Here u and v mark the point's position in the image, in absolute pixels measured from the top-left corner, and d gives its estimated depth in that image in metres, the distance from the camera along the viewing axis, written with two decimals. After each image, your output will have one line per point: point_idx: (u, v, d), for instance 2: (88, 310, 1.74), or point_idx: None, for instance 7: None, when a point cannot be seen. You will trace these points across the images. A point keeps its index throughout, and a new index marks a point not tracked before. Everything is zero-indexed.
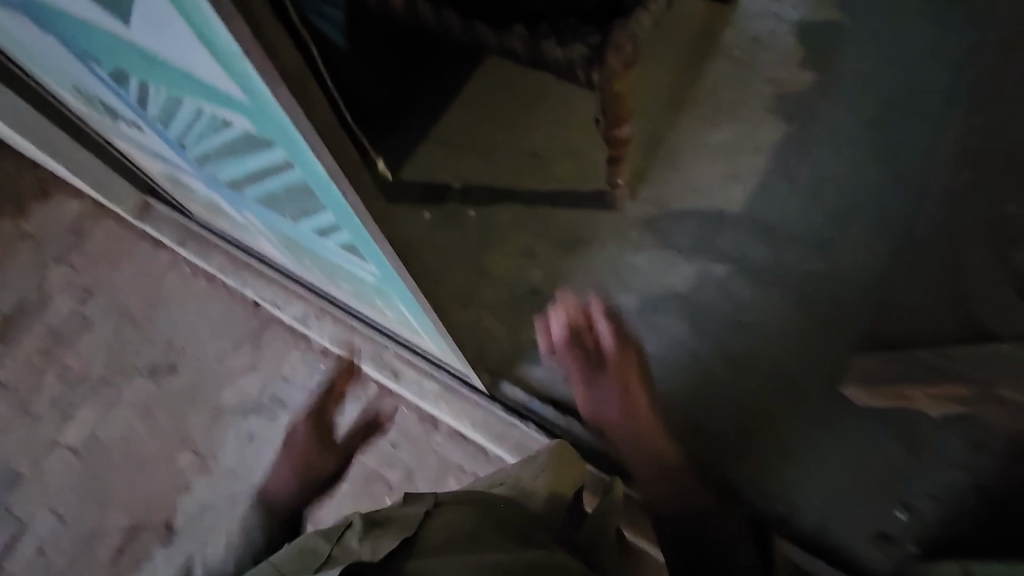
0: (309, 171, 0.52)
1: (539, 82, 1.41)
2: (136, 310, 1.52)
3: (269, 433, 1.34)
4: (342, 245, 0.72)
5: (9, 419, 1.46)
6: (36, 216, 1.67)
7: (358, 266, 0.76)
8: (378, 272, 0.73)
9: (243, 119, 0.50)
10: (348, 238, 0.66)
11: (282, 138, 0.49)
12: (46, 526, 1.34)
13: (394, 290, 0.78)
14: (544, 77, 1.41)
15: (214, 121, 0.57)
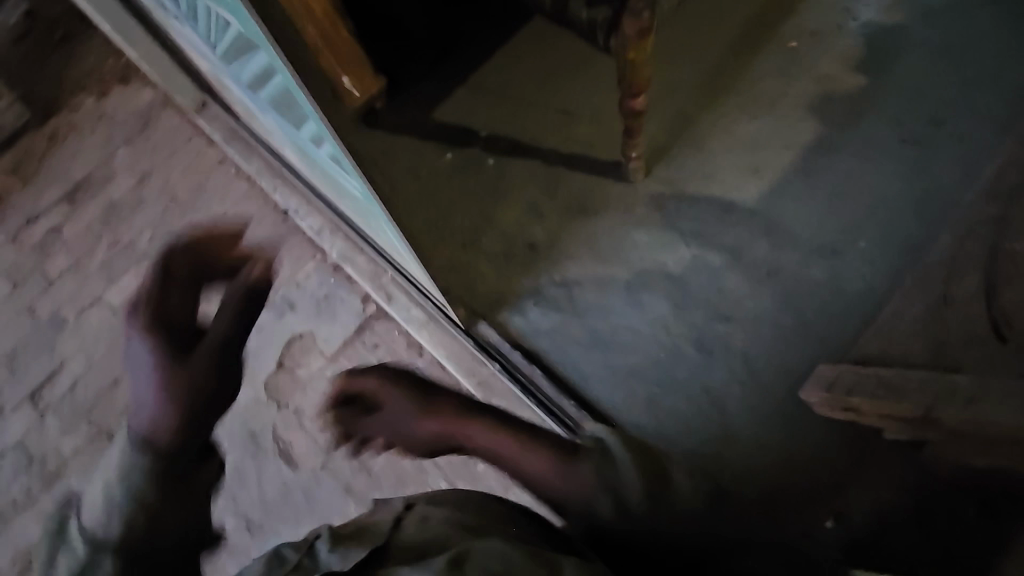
0: (284, 75, 0.62)
1: (576, 45, 1.44)
2: (183, 199, 1.68)
3: (273, 330, 1.42)
4: (330, 156, 0.80)
5: (65, 273, 1.66)
6: (114, 98, 1.87)
7: (345, 178, 0.84)
8: (359, 185, 0.81)
9: (234, 20, 0.59)
10: (329, 146, 0.75)
11: (262, 39, 0.57)
12: (78, 369, 1.53)
13: (376, 208, 0.86)
14: (582, 44, 1.45)
15: (220, 23, 0.67)
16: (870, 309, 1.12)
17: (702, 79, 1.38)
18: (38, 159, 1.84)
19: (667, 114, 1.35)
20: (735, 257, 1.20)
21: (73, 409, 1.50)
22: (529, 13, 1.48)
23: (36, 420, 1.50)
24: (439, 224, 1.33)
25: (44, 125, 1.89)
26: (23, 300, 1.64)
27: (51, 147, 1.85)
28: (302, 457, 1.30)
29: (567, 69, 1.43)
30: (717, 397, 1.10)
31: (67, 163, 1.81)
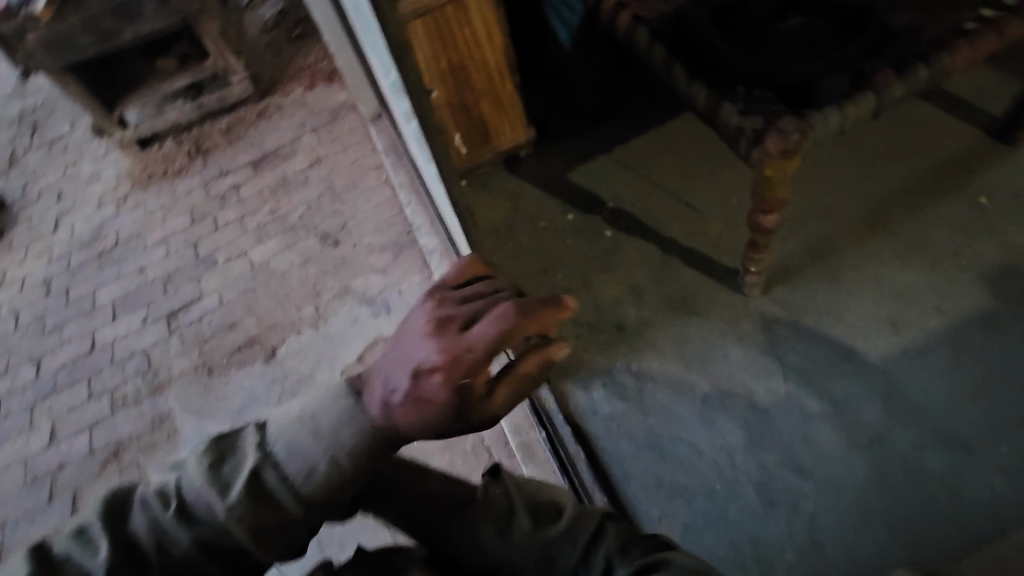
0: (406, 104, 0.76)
1: (719, 146, 1.46)
2: (338, 190, 1.95)
3: (367, 326, 1.59)
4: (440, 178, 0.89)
5: (232, 223, 1.98)
6: (315, 92, 2.27)
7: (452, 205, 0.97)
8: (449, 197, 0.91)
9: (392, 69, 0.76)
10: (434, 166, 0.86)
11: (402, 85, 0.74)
12: (209, 305, 1.79)
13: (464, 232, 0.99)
14: (729, 153, 1.44)
15: (388, 72, 0.85)
16: (991, 528, 0.93)
17: (857, 211, 1.27)
18: (246, 126, 2.27)
19: (805, 237, 1.26)
20: (838, 410, 1.06)
21: (196, 335, 1.73)
22: (681, 105, 1.55)
23: (165, 335, 1.76)
24: (539, 277, 1.36)
25: (261, 100, 2.32)
26: (196, 235, 1.99)
27: (258, 120, 2.27)
28: None
29: (707, 169, 1.43)
30: (767, 557, 0.97)
31: (266, 137, 2.21)
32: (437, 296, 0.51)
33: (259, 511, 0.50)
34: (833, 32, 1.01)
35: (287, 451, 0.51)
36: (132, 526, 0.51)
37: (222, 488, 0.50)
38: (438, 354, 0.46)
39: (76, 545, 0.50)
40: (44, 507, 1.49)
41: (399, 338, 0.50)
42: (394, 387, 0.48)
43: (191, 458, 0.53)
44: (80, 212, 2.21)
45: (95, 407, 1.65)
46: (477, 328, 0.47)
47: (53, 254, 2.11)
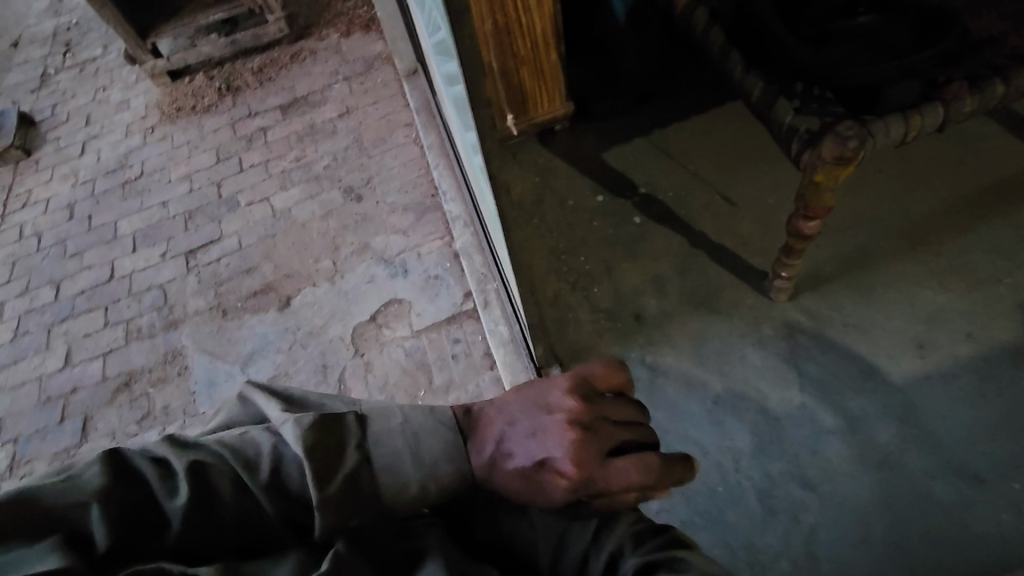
0: (451, 68, 0.74)
1: (765, 141, 1.41)
2: (366, 144, 1.92)
3: (383, 285, 1.59)
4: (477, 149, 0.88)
5: (257, 166, 1.97)
6: (352, 43, 2.25)
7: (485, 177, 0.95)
8: (482, 164, 0.90)
9: (440, 32, 0.74)
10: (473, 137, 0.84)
11: (449, 50, 0.72)
12: (228, 247, 1.79)
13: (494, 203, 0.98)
14: (773, 150, 1.39)
15: (436, 33, 0.83)
16: (995, 564, 0.90)
17: (898, 227, 1.24)
18: (279, 68, 2.25)
19: (840, 247, 1.23)
20: (851, 426, 1.04)
21: (213, 275, 1.74)
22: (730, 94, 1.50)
23: (183, 272, 1.77)
24: (562, 256, 1.34)
25: (294, 44, 2.32)
26: (220, 175, 1.98)
27: (291, 63, 2.25)
28: None
29: (748, 164, 1.38)
30: (761, 564, 0.96)
31: (298, 82, 2.18)
32: (586, 402, 0.51)
33: (339, 508, 0.49)
34: (907, 34, 0.94)
35: (385, 458, 0.51)
36: (221, 481, 0.49)
37: (318, 475, 0.49)
38: (573, 466, 0.47)
39: (159, 474, 0.48)
40: (55, 427, 1.53)
41: (534, 418, 0.51)
42: (513, 456, 0.51)
43: (294, 429, 0.50)
44: (108, 139, 2.21)
45: (110, 335, 1.68)
46: (619, 463, 0.47)
47: (78, 179, 2.11)
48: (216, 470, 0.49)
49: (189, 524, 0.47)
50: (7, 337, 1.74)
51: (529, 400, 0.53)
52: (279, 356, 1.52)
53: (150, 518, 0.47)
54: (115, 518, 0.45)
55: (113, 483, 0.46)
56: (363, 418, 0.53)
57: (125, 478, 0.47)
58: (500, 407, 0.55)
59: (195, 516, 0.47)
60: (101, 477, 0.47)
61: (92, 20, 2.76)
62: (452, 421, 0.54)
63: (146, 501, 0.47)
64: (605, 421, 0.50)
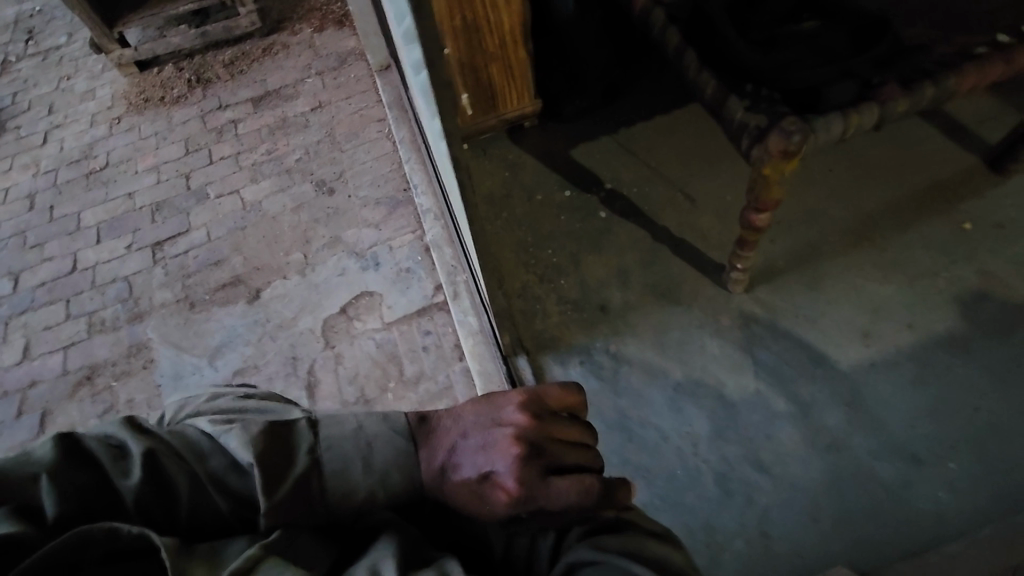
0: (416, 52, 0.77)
1: (723, 143, 1.46)
2: (339, 138, 1.93)
3: (354, 277, 1.60)
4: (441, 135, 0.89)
5: (227, 158, 1.96)
6: (326, 38, 2.27)
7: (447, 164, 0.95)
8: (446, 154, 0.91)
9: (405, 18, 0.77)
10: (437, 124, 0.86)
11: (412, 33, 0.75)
12: (197, 239, 1.77)
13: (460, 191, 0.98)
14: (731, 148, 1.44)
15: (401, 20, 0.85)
16: (934, 540, 0.96)
17: (847, 224, 1.30)
18: (250, 61, 2.25)
19: (794, 242, 1.29)
20: (803, 413, 1.10)
21: (181, 267, 1.72)
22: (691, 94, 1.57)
23: (149, 264, 1.74)
24: (531, 248, 1.37)
25: (266, 37, 2.33)
26: (189, 167, 1.96)
27: (263, 56, 2.26)
28: (323, 396, 1.41)
29: (702, 164, 1.43)
30: (718, 543, 1.00)
31: (270, 76, 2.19)
32: (535, 419, 0.57)
33: (291, 503, 0.51)
34: (845, 38, 1.01)
35: (333, 461, 0.54)
36: (170, 471, 0.50)
37: (270, 483, 0.50)
38: (516, 482, 0.53)
39: (111, 455, 0.50)
40: (12, 421, 1.49)
41: (484, 431, 0.57)
42: (460, 468, 0.56)
43: (242, 435, 0.52)
44: (71, 129, 2.17)
45: (72, 329, 1.64)
46: (560, 481, 0.53)
47: (39, 168, 2.07)
48: (165, 459, 0.50)
49: (141, 500, 0.49)
50: None
51: (483, 413, 0.59)
52: (247, 348, 1.52)
53: (102, 497, 0.49)
54: (64, 490, 0.48)
55: (63, 459, 0.49)
56: (315, 424, 0.56)
57: (73, 454, 0.50)
58: (455, 419, 0.60)
59: (145, 493, 0.49)
60: (51, 454, 0.49)
61: (55, 7, 2.69)
62: (406, 429, 0.58)
63: (99, 478, 0.49)
64: (553, 439, 0.56)
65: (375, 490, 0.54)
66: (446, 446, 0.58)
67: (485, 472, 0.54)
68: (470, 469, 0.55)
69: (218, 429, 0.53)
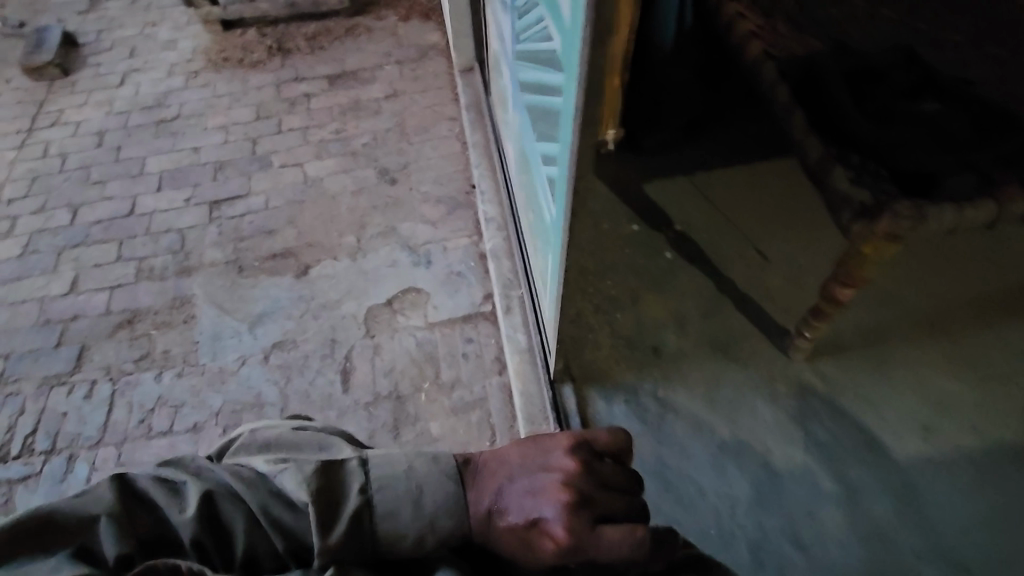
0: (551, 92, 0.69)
1: (808, 200, 1.44)
2: (409, 129, 1.94)
3: (405, 271, 1.59)
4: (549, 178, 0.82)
5: (296, 129, 1.98)
6: (409, 28, 2.29)
7: (546, 205, 0.88)
8: (552, 214, 0.82)
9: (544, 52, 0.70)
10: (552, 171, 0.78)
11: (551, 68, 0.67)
12: (254, 205, 1.78)
13: (552, 241, 0.88)
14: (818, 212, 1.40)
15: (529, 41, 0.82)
16: None
17: (920, 311, 1.26)
18: (332, 38, 2.28)
19: (861, 319, 1.26)
20: (849, 498, 1.06)
21: (235, 230, 1.73)
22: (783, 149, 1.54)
23: (204, 220, 1.75)
24: (591, 277, 1.36)
25: (351, 18, 2.35)
26: (257, 132, 1.98)
27: (346, 36, 2.28)
28: (357, 385, 1.40)
29: (772, 223, 1.41)
30: None
31: (349, 56, 2.21)
32: (580, 464, 0.57)
33: (347, 548, 0.53)
34: (967, 126, 0.97)
35: (385, 502, 0.56)
36: (229, 514, 0.53)
37: (326, 527, 0.53)
38: (563, 530, 0.52)
39: (170, 496, 0.53)
40: (49, 351, 1.51)
41: (530, 476, 0.57)
42: (507, 513, 0.56)
43: (298, 475, 0.55)
44: (150, 75, 2.20)
45: (120, 271, 1.66)
46: (606, 529, 0.52)
47: (112, 108, 2.10)
48: (230, 498, 0.53)
49: (200, 543, 0.51)
50: (16, 252, 1.73)
51: (529, 457, 0.60)
52: (289, 322, 1.52)
53: (166, 537, 0.52)
54: (127, 533, 0.51)
55: (126, 502, 0.52)
56: (366, 463, 0.58)
57: (134, 497, 0.53)
58: (502, 461, 0.61)
59: (205, 535, 0.51)
60: (114, 496, 0.52)
61: None
62: (455, 473, 0.59)
63: (159, 518, 0.52)
64: (597, 484, 0.56)
65: (424, 535, 0.55)
66: (491, 489, 0.58)
67: (532, 516, 0.54)
68: (516, 515, 0.55)
69: (270, 469, 0.56)
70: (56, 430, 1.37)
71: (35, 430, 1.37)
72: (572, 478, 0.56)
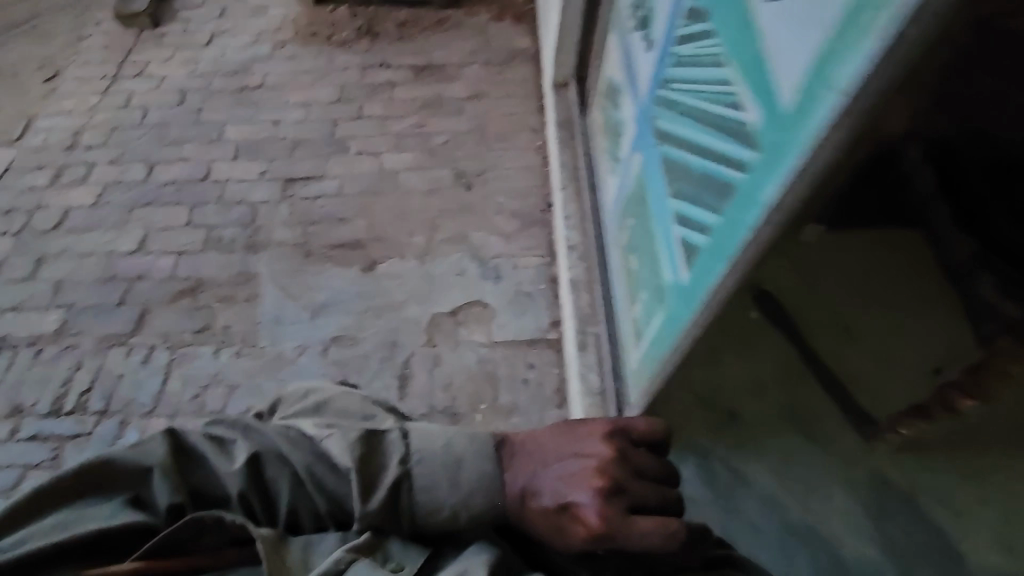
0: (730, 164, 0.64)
1: None
2: (490, 134, 1.90)
3: (473, 282, 1.55)
4: (690, 245, 0.77)
5: (376, 117, 1.95)
6: (499, 29, 2.25)
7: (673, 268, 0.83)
8: (686, 281, 0.78)
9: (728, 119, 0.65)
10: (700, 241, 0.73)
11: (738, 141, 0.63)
12: (327, 189, 1.76)
13: (672, 305, 0.84)
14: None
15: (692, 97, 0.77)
16: None
17: None
18: (421, 28, 2.25)
19: None
20: None
21: (306, 212, 1.71)
22: None
23: (276, 197, 1.74)
24: None
25: (442, 10, 2.31)
26: (337, 114, 1.96)
27: (435, 28, 2.25)
28: (414, 394, 1.37)
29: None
30: None
31: (436, 49, 2.17)
32: (614, 456, 0.64)
33: (383, 516, 0.63)
34: None
35: (424, 479, 0.66)
36: (269, 472, 0.65)
37: (366, 493, 0.63)
38: (597, 517, 0.59)
39: (215, 450, 0.65)
40: (111, 308, 1.50)
41: (564, 463, 0.65)
42: (545, 496, 0.63)
43: (342, 443, 0.64)
44: (237, 39, 2.19)
45: (188, 237, 1.65)
46: (640, 518, 0.59)
47: (196, 67, 2.09)
48: (264, 458, 0.65)
49: (243, 491, 0.64)
50: (89, 201, 1.73)
51: (564, 447, 0.67)
52: (351, 318, 1.49)
53: (206, 490, 0.65)
54: (174, 482, 0.63)
55: (172, 455, 0.64)
56: (405, 436, 0.67)
57: (179, 451, 0.65)
58: (536, 448, 0.69)
59: (249, 486, 0.64)
60: (164, 448, 0.64)
61: None
62: (493, 454, 0.69)
63: (200, 468, 0.65)
64: (631, 474, 0.64)
65: (458, 509, 0.65)
66: (529, 473, 0.67)
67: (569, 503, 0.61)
68: (552, 498, 0.62)
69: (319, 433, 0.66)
70: (111, 392, 1.36)
71: (91, 388, 1.37)
72: (607, 467, 0.63)
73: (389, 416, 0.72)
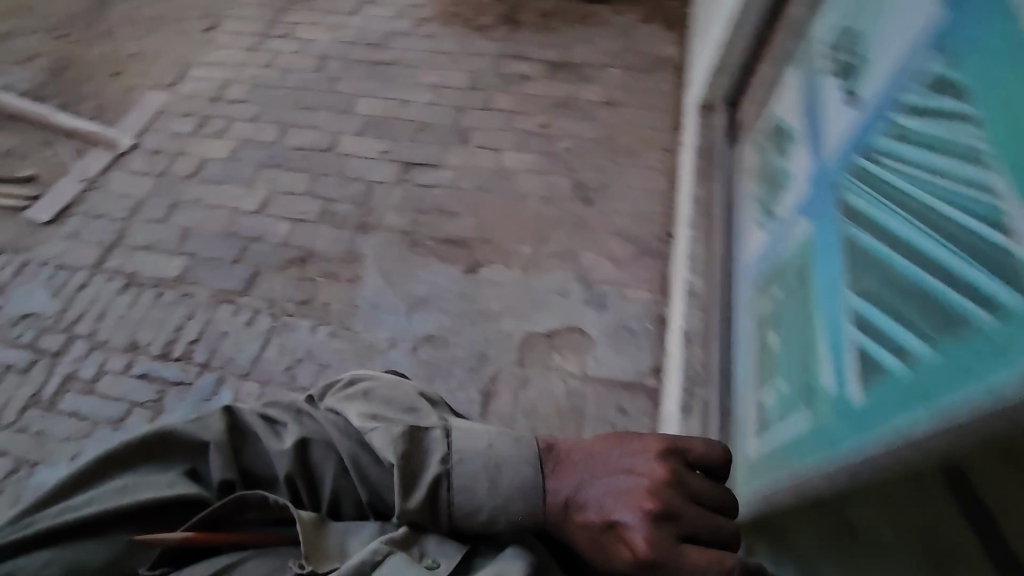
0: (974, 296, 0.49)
1: None
2: (617, 147, 1.78)
3: (575, 306, 1.47)
4: (876, 363, 0.63)
5: (503, 110, 1.89)
6: (646, 32, 2.10)
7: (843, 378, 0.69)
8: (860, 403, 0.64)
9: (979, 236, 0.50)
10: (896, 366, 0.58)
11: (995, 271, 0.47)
12: (443, 179, 1.73)
13: (830, 421, 0.70)
14: None
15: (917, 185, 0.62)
16: None
17: None
18: (564, 22, 2.15)
19: None
20: None
21: (419, 200, 1.69)
22: None
23: (393, 180, 1.73)
24: None
25: (588, 5, 2.20)
26: (465, 102, 1.91)
27: (578, 23, 2.14)
28: (496, 413, 1.32)
29: None
30: None
31: (576, 46, 2.07)
32: (666, 482, 0.62)
33: (422, 514, 0.64)
34: None
35: (464, 477, 0.66)
36: (315, 454, 0.69)
37: (405, 491, 0.64)
38: (646, 541, 0.58)
39: (268, 430, 0.71)
40: (227, 264, 1.56)
41: (615, 479, 0.64)
42: (596, 514, 0.62)
43: (386, 437, 0.65)
44: (381, 11, 2.20)
45: (306, 206, 1.68)
46: (692, 549, 0.58)
47: (339, 35, 2.12)
48: (312, 442, 0.69)
49: (291, 468, 0.68)
50: (224, 154, 1.80)
51: (614, 464, 0.65)
52: (445, 318, 1.46)
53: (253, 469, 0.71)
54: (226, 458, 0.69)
55: (228, 432, 0.70)
56: (447, 435, 0.68)
57: (233, 428, 0.71)
58: (584, 458, 0.68)
59: (296, 462, 0.68)
60: (221, 423, 0.70)
61: None
62: (535, 459, 0.67)
63: (252, 444, 0.71)
64: (684, 500, 0.61)
65: (497, 514, 0.65)
66: (574, 490, 0.65)
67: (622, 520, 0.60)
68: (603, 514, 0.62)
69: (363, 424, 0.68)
70: (215, 347, 1.42)
71: (199, 339, 1.44)
72: (659, 490, 0.61)
73: (432, 411, 0.74)
